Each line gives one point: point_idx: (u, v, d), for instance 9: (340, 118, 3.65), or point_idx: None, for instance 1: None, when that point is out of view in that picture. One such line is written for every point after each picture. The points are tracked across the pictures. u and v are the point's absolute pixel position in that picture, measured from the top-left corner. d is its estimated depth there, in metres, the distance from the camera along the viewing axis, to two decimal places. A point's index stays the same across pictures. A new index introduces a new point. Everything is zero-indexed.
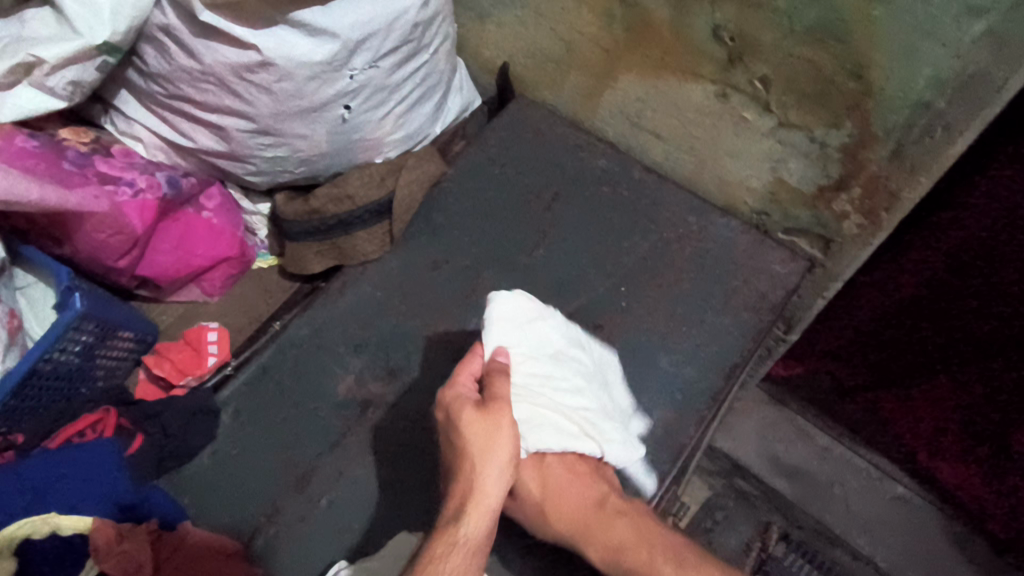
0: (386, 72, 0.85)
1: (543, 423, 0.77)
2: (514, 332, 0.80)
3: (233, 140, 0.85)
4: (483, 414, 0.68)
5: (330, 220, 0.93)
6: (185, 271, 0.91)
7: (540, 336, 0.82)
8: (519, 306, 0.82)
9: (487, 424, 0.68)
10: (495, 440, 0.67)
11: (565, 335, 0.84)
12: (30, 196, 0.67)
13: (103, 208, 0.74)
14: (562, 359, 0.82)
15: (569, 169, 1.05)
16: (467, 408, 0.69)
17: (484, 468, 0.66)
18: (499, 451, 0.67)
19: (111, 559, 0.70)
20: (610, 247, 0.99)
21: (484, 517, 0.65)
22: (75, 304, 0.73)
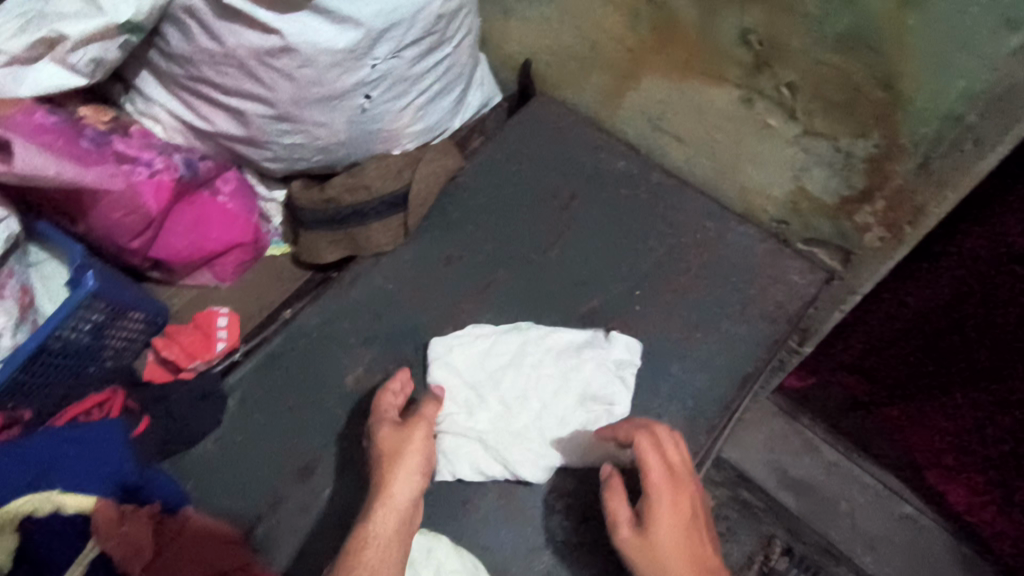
0: (407, 64, 0.84)
1: (470, 447, 0.82)
2: (450, 367, 0.86)
3: (251, 125, 0.84)
4: (400, 428, 0.75)
5: (346, 210, 0.92)
6: (197, 255, 0.91)
7: (479, 361, 0.87)
8: (453, 343, 0.88)
9: (402, 436, 0.74)
10: (407, 447, 0.73)
11: (508, 350, 0.88)
12: (48, 171, 0.69)
13: (121, 186, 0.74)
14: (507, 374, 0.87)
15: (587, 170, 1.04)
16: (389, 428, 0.76)
17: (396, 471, 0.71)
18: (411, 458, 0.73)
19: (113, 543, 0.66)
20: (627, 250, 0.97)
21: (397, 518, 0.69)
22: (88, 282, 0.72)
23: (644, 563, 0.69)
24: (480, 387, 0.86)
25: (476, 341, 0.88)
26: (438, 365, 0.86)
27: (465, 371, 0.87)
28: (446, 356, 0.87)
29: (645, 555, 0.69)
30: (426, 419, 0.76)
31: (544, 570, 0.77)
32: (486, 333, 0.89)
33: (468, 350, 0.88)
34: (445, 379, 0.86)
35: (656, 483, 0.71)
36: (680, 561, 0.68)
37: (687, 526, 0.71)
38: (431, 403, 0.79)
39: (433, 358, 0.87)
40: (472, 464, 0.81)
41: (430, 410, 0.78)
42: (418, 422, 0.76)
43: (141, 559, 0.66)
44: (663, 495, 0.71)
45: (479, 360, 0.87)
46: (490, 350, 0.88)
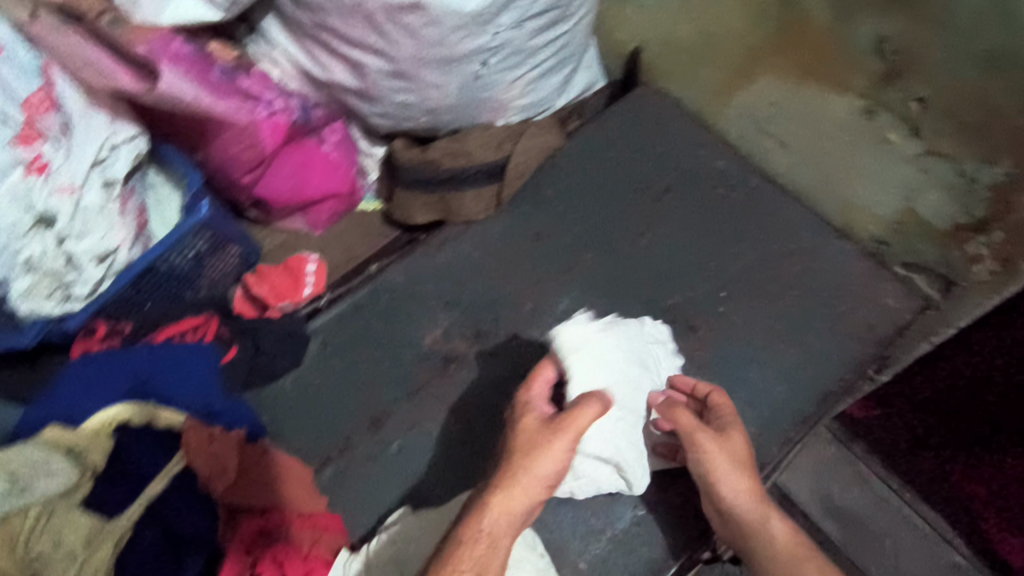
0: (527, 35, 0.84)
1: (596, 469, 0.76)
2: (587, 364, 0.74)
3: (368, 78, 0.85)
4: (545, 431, 0.66)
5: (443, 172, 0.93)
6: (297, 200, 0.93)
7: (608, 357, 0.76)
8: (585, 336, 0.75)
9: (545, 440, 0.66)
10: (544, 449, 0.65)
11: (626, 347, 0.79)
12: (184, 96, 0.71)
13: (247, 122, 0.75)
14: (631, 374, 0.78)
15: (685, 165, 1.02)
16: (536, 423, 0.67)
17: (524, 477, 0.64)
18: (545, 459, 0.65)
19: (200, 457, 0.69)
20: (716, 250, 0.96)
21: (509, 524, 0.63)
22: (201, 210, 0.76)
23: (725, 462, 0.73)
24: (615, 388, 0.76)
25: (603, 334, 0.77)
26: (573, 362, 0.73)
27: (603, 370, 0.75)
28: (581, 351, 0.74)
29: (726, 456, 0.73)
30: (574, 429, 0.66)
31: (600, 555, 0.77)
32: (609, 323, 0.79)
33: (601, 346, 0.76)
34: (584, 377, 0.73)
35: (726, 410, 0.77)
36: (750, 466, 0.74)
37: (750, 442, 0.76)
38: (593, 403, 0.67)
39: (570, 352, 0.74)
40: (591, 485, 0.76)
41: (590, 411, 0.67)
42: (565, 428, 0.66)
43: (225, 477, 0.69)
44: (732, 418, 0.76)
45: (612, 355, 0.76)
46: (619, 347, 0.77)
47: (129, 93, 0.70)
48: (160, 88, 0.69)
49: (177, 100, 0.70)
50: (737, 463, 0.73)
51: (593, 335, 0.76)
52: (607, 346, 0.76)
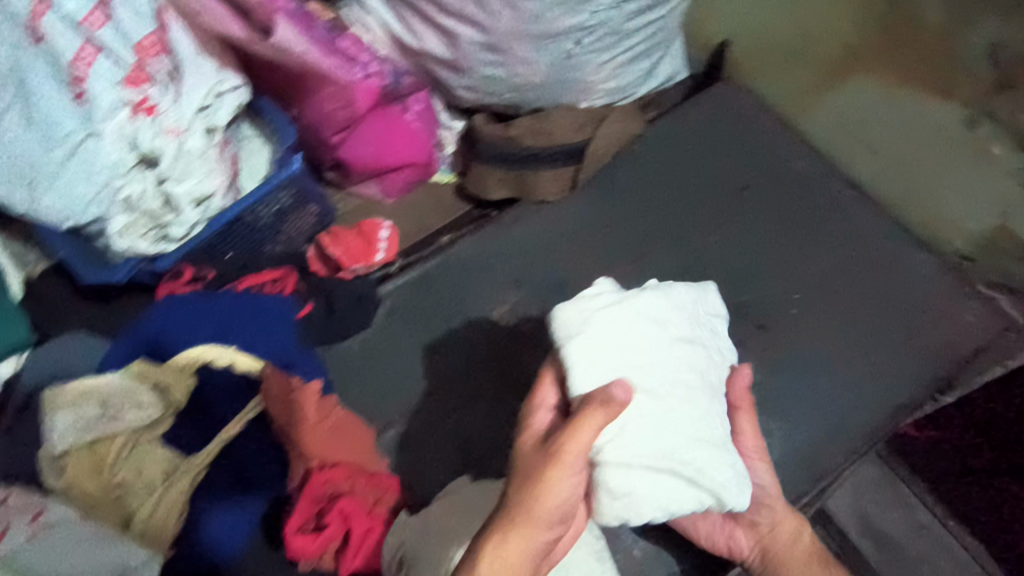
0: (624, 17, 0.84)
1: (654, 486, 0.57)
2: (596, 350, 0.59)
3: (460, 49, 0.86)
4: (539, 461, 0.54)
5: (522, 150, 0.93)
6: (376, 166, 0.94)
7: (625, 338, 0.60)
8: (591, 316, 0.60)
9: (538, 473, 0.53)
10: (539, 484, 0.53)
11: (643, 326, 0.61)
12: (293, 49, 0.72)
13: (348, 81, 0.76)
14: (658, 357, 0.60)
15: (765, 162, 1.00)
16: (532, 453, 0.56)
17: (522, 519, 0.52)
18: (544, 497, 0.53)
19: (280, 408, 0.69)
20: (791, 252, 0.94)
21: None
22: (293, 165, 0.76)
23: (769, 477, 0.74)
24: (637, 377, 0.59)
25: (619, 309, 0.61)
26: (574, 347, 0.59)
27: (614, 352, 0.59)
28: (585, 332, 0.60)
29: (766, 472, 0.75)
30: (574, 454, 0.53)
31: (652, 543, 0.77)
32: (619, 299, 0.62)
33: (615, 321, 0.61)
34: (593, 367, 0.58)
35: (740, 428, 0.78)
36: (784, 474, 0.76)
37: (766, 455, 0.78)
38: (596, 411, 0.54)
39: (570, 337, 0.59)
40: (658, 505, 0.57)
41: (594, 415, 0.54)
42: (561, 454, 0.53)
43: (301, 429, 0.68)
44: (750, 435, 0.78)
45: (627, 336, 0.60)
46: (633, 324, 0.61)
47: (237, 41, 0.73)
48: (274, 41, 0.71)
49: (287, 52, 0.72)
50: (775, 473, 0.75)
51: (600, 312, 0.61)
52: (619, 323, 0.61)
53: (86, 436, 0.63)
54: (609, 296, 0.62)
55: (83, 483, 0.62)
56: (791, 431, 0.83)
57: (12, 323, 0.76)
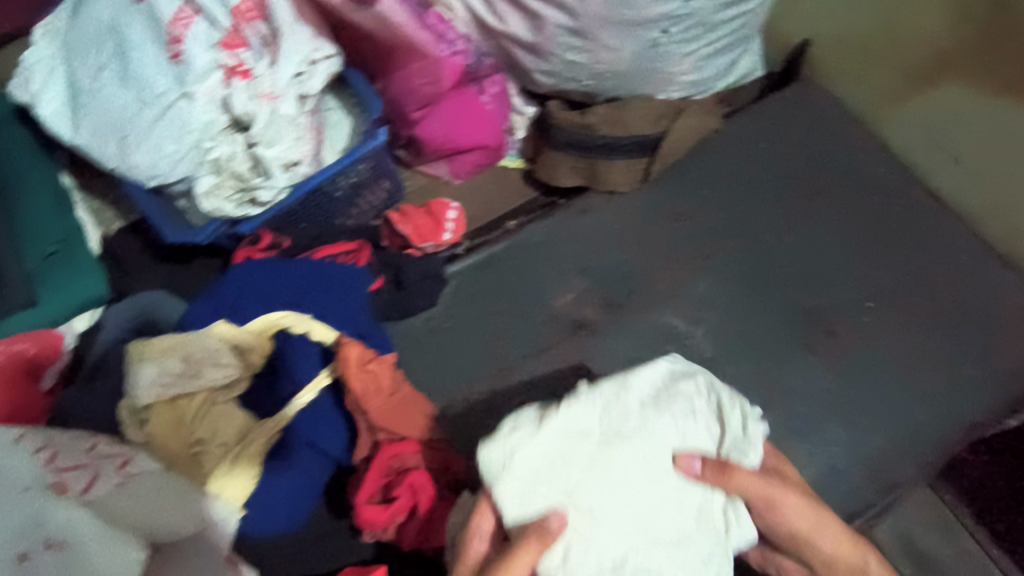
0: (713, 9, 0.82)
1: None
2: (528, 482, 0.57)
3: (544, 32, 0.85)
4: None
5: (598, 139, 0.91)
6: (448, 147, 0.92)
7: (560, 459, 0.57)
8: (520, 445, 0.57)
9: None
10: None
11: (580, 439, 0.58)
12: (393, 17, 0.73)
13: (440, 56, 0.75)
14: (602, 468, 0.57)
15: (842, 166, 0.98)
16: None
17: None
18: None
19: (357, 379, 0.68)
20: (866, 258, 0.92)
21: None
22: (380, 135, 0.76)
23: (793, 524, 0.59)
24: (577, 501, 0.56)
25: (536, 436, 0.57)
26: (503, 485, 0.56)
27: (547, 480, 0.57)
28: (513, 468, 0.57)
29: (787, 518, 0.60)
30: None
31: None
32: (548, 418, 0.58)
33: (545, 448, 0.57)
34: (525, 500, 0.56)
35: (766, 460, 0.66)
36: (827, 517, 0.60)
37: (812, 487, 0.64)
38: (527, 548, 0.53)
39: (493, 478, 0.57)
40: None
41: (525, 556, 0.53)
42: None
43: (377, 401, 0.67)
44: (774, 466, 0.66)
45: (560, 458, 0.57)
46: (566, 443, 0.58)
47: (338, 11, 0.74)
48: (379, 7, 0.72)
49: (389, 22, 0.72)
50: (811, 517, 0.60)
51: (529, 438, 0.57)
52: (549, 447, 0.57)
53: (168, 393, 0.62)
54: (538, 416, 0.59)
55: (164, 439, 0.62)
56: (858, 439, 0.82)
57: (90, 273, 0.78)
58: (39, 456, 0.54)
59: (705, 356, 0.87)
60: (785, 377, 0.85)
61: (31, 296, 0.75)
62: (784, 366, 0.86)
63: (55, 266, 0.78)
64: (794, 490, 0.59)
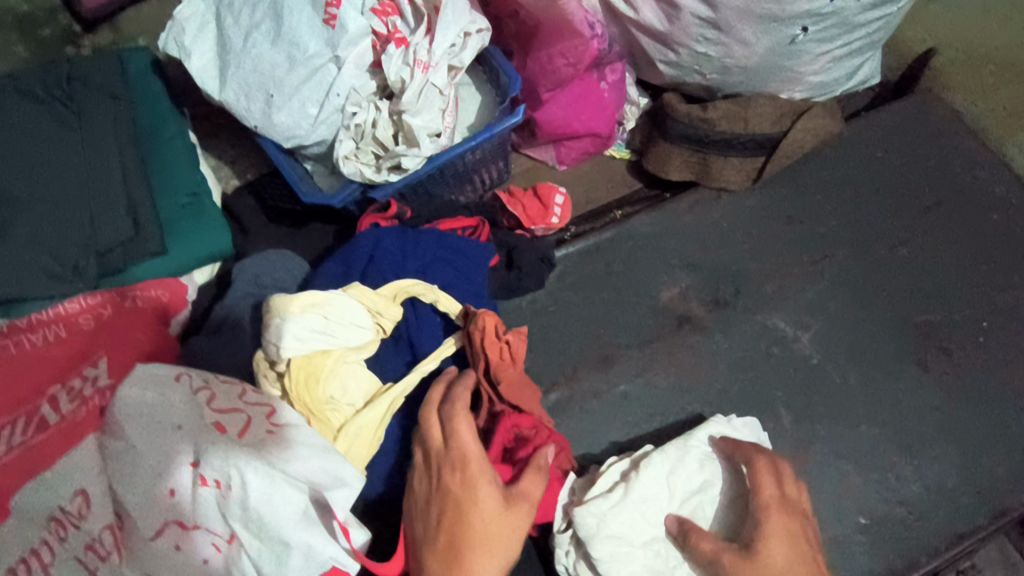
0: (858, 9, 0.81)
1: None
2: (618, 539, 0.67)
3: (679, 21, 0.84)
4: (502, 506, 0.57)
5: (716, 134, 0.90)
6: (562, 130, 0.91)
7: (641, 517, 0.68)
8: (608, 507, 0.68)
9: (503, 516, 0.57)
10: (492, 519, 0.57)
11: (653, 498, 0.70)
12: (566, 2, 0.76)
13: (589, 39, 0.79)
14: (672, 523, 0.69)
15: (962, 181, 0.95)
16: (488, 489, 0.57)
17: (472, 548, 0.55)
18: (494, 526, 0.57)
19: (492, 350, 0.68)
20: (983, 275, 0.90)
21: None
22: (519, 114, 0.75)
23: None
24: (653, 551, 0.68)
25: (623, 500, 0.68)
26: (599, 544, 0.66)
27: (633, 537, 0.68)
28: (606, 526, 0.67)
29: None
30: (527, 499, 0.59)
31: None
32: (628, 483, 0.70)
33: (629, 511, 0.68)
34: (614, 552, 0.66)
35: (766, 504, 0.65)
36: None
37: (807, 541, 0.64)
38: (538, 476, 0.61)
39: (591, 536, 0.66)
40: None
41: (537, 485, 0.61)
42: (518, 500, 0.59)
43: (510, 371, 0.68)
44: (776, 519, 0.63)
45: (642, 514, 0.69)
46: (645, 502, 0.69)
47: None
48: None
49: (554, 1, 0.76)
50: None
51: (615, 501, 0.68)
52: (633, 506, 0.68)
53: (301, 349, 0.62)
54: (616, 479, 0.71)
55: (298, 393, 0.63)
56: (967, 461, 0.80)
57: (216, 230, 0.80)
58: (198, 398, 0.59)
59: (811, 363, 0.85)
60: (893, 390, 0.83)
61: (161, 245, 0.76)
62: (894, 380, 0.84)
63: (183, 219, 0.80)
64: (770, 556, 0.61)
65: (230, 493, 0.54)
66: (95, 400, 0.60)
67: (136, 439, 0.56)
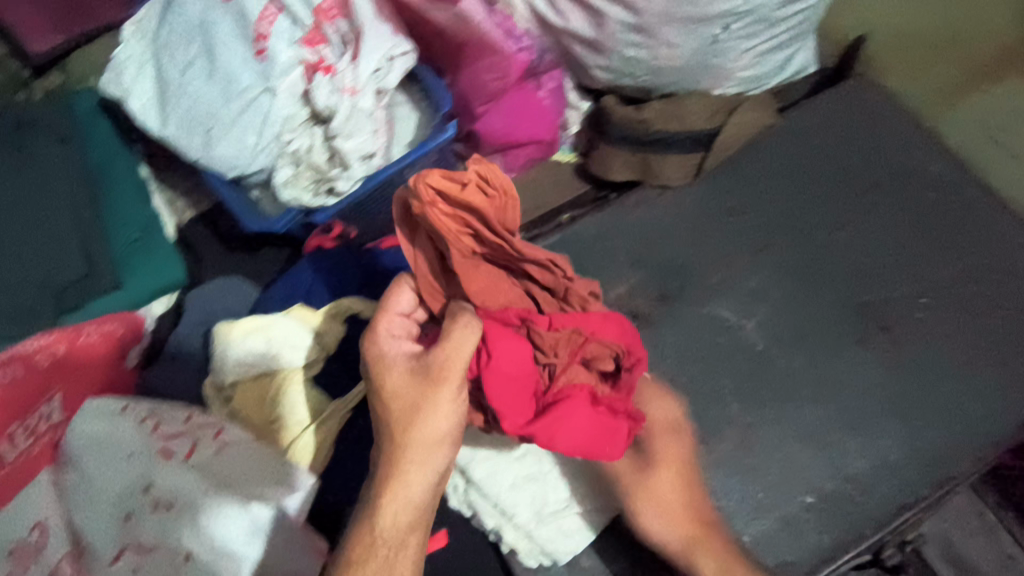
0: (775, 5, 0.84)
1: (562, 529, 0.76)
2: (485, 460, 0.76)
3: (606, 29, 0.87)
4: (410, 385, 0.59)
5: (653, 133, 0.93)
6: (504, 141, 0.93)
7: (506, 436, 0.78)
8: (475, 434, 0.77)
9: (410, 395, 0.59)
10: (396, 403, 0.59)
11: None
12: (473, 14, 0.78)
13: (510, 52, 0.83)
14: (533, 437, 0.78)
15: (897, 163, 0.97)
16: (393, 370, 0.60)
17: (390, 438, 0.58)
18: (400, 410, 0.59)
19: (475, 198, 0.57)
20: (919, 251, 0.92)
21: (387, 491, 0.57)
22: (449, 130, 0.79)
23: (650, 507, 0.75)
24: (520, 463, 0.77)
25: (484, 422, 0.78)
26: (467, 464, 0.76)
27: (498, 455, 0.77)
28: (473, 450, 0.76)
29: (649, 503, 0.75)
30: (440, 374, 0.59)
31: (765, 532, 0.78)
32: None
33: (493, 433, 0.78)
34: (486, 469, 0.76)
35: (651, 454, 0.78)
36: (682, 506, 0.75)
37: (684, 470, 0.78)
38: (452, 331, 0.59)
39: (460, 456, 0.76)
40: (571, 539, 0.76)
41: (449, 339, 0.59)
42: (432, 380, 0.59)
43: (513, 209, 0.60)
44: (657, 472, 0.77)
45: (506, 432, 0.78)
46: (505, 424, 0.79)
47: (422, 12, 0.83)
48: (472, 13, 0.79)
49: (468, 21, 0.81)
50: (664, 509, 0.75)
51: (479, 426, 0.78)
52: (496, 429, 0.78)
53: (250, 372, 0.68)
54: None
55: (250, 414, 0.69)
56: (911, 434, 0.82)
57: (168, 261, 0.83)
58: (144, 427, 0.61)
59: (757, 349, 0.88)
60: (837, 370, 0.86)
61: (115, 279, 0.79)
62: (837, 360, 0.87)
63: (136, 253, 0.83)
64: (651, 493, 0.76)
65: (179, 512, 0.56)
66: (47, 436, 0.64)
67: (94, 468, 0.59)
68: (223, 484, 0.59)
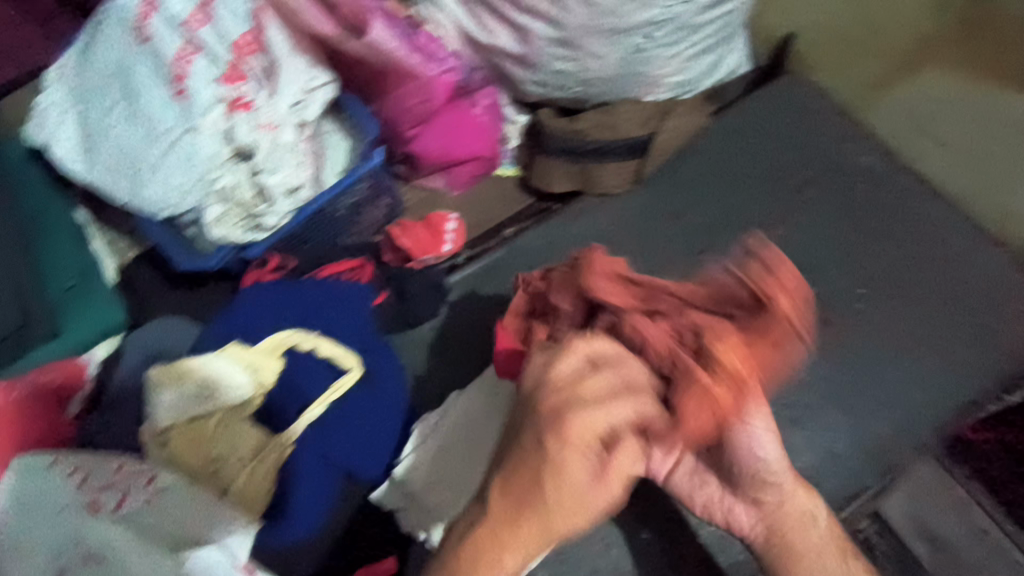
0: (695, 11, 0.85)
1: None
2: None
3: (532, 43, 0.88)
4: (589, 485, 0.54)
5: (589, 143, 0.94)
6: (443, 159, 0.95)
7: None
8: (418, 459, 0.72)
9: (585, 496, 0.54)
10: (577, 504, 0.54)
11: None
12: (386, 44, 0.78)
13: (429, 76, 0.81)
14: None
15: (831, 157, 0.99)
16: (578, 465, 0.54)
17: (544, 528, 0.54)
18: (566, 505, 0.54)
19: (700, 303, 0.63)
20: (856, 243, 0.93)
21: (500, 562, 0.55)
22: (375, 157, 0.82)
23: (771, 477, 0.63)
24: None
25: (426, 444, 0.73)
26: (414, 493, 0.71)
27: None
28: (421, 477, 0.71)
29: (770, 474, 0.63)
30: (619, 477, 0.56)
31: None
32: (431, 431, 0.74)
33: None
34: None
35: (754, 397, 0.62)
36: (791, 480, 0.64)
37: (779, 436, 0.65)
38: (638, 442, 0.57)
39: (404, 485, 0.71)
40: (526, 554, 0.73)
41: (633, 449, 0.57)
42: (614, 478, 0.55)
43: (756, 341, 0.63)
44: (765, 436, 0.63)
45: None
46: None
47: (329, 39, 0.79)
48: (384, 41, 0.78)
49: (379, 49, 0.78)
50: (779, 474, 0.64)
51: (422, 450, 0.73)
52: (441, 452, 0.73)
53: (185, 413, 0.68)
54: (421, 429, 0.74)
55: (186, 457, 0.68)
56: (855, 426, 0.83)
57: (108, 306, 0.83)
58: (72, 480, 0.61)
59: None
60: None
61: (53, 327, 0.79)
62: None
63: (74, 300, 0.82)
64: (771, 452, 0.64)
65: (105, 561, 0.56)
66: None
67: (20, 527, 0.57)
68: (151, 531, 0.59)
